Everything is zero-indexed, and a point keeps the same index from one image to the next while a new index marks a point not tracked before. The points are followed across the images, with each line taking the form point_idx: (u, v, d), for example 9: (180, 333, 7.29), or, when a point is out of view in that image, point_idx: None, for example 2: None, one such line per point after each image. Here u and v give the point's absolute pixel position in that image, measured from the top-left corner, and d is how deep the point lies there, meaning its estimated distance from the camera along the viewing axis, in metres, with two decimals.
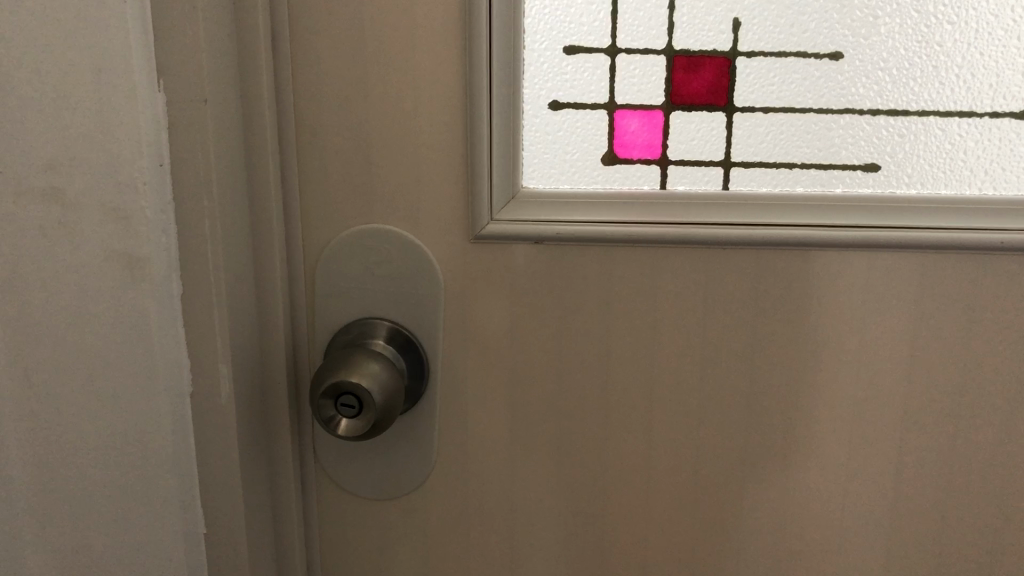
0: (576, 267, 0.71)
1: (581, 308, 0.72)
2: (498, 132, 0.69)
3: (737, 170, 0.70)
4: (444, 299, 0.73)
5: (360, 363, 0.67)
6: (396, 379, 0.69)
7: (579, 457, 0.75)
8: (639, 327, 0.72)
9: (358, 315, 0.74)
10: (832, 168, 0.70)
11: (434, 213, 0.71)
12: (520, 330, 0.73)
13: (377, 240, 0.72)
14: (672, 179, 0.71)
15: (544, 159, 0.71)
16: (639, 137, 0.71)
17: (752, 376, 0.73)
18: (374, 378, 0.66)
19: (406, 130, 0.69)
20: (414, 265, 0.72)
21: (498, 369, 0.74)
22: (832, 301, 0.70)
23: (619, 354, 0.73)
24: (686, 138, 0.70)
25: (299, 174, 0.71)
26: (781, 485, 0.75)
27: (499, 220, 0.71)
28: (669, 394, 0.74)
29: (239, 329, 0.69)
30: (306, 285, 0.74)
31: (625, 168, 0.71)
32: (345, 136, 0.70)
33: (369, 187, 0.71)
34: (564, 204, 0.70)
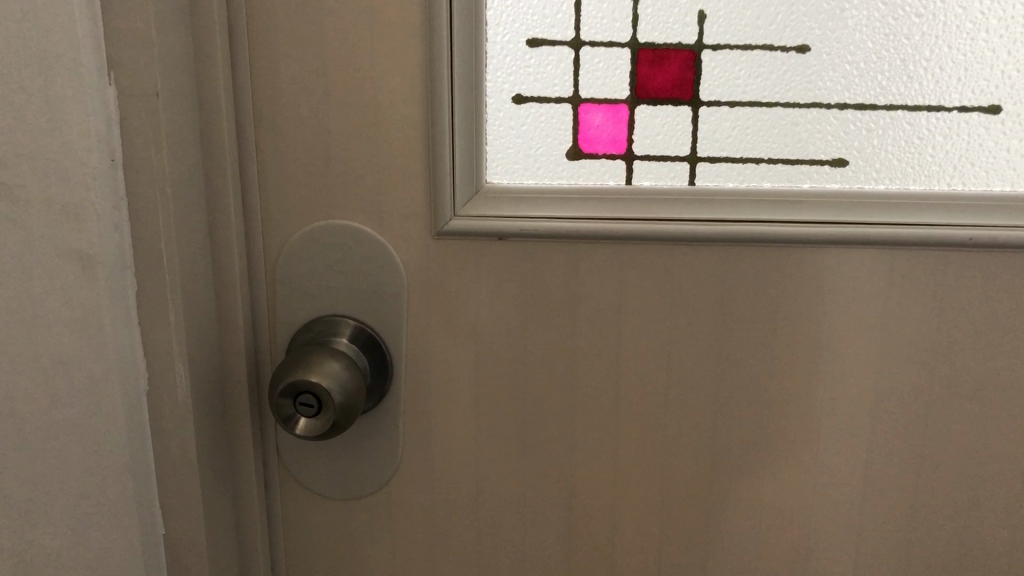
0: (541, 264, 0.70)
1: (546, 306, 0.71)
2: (460, 126, 0.68)
3: (703, 165, 0.69)
4: (407, 296, 0.71)
5: (320, 362, 0.66)
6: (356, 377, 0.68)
7: (546, 456, 0.75)
8: (606, 324, 0.71)
9: (320, 314, 0.72)
10: (800, 163, 0.69)
11: (397, 209, 0.70)
12: (485, 327, 0.72)
13: (338, 237, 0.71)
14: (636, 174, 0.70)
15: (508, 154, 0.70)
16: (604, 131, 0.70)
17: (721, 373, 0.72)
18: (335, 376, 0.65)
19: (368, 125, 0.68)
20: (376, 262, 0.71)
21: (464, 366, 0.73)
22: (801, 298, 0.70)
23: (586, 352, 0.72)
24: (651, 133, 0.69)
25: (258, 169, 0.70)
26: (750, 484, 0.74)
27: (462, 216, 0.69)
28: (637, 392, 0.73)
29: (197, 326, 0.68)
30: (267, 282, 0.72)
31: (591, 163, 0.70)
32: (306, 130, 0.69)
33: (330, 183, 0.70)
34: (527, 200, 0.69)
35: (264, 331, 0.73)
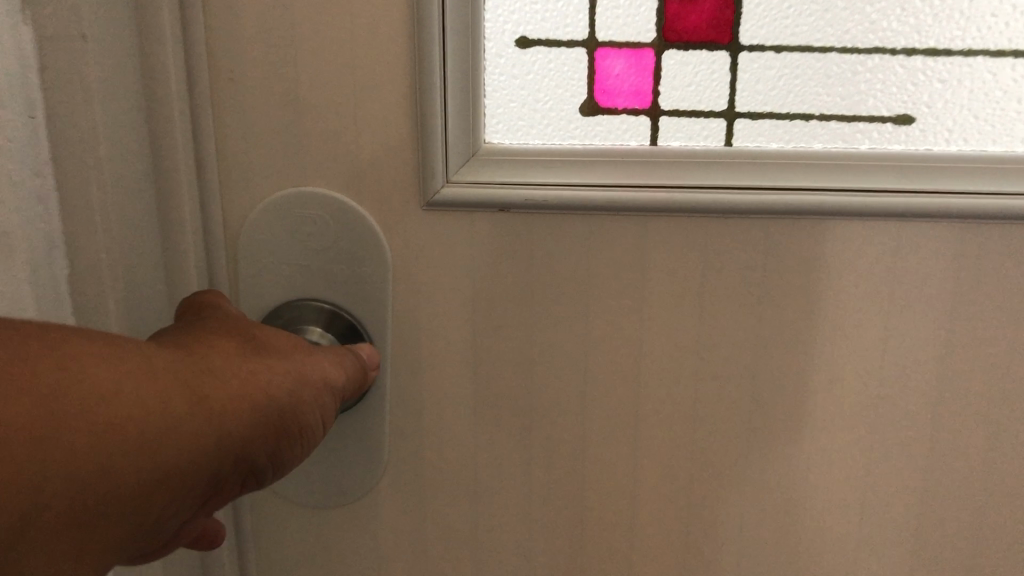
0: (549, 238, 0.60)
1: (555, 287, 0.61)
2: (454, 75, 0.56)
3: (742, 122, 0.58)
4: (392, 277, 0.61)
5: None
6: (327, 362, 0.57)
7: (552, 457, 0.65)
8: (624, 309, 0.61)
9: (289, 298, 0.62)
10: (858, 120, 0.58)
11: (379, 174, 0.59)
12: (484, 311, 0.62)
13: (309, 207, 0.60)
14: (662, 132, 0.59)
15: (510, 109, 0.59)
16: (625, 82, 0.59)
17: (758, 364, 0.62)
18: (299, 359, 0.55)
19: (343, 73, 0.57)
20: (355, 237, 0.60)
21: (459, 356, 0.63)
22: (853, 279, 0.59)
23: (601, 339, 0.62)
24: (681, 83, 0.58)
25: (213, 127, 0.59)
26: (787, 490, 0.65)
27: (456, 182, 0.58)
28: (660, 386, 0.63)
29: (141, 315, 0.57)
30: (226, 261, 0.61)
31: (609, 119, 0.59)
32: (270, 79, 0.57)
33: (300, 142, 0.59)
34: (533, 163, 0.58)
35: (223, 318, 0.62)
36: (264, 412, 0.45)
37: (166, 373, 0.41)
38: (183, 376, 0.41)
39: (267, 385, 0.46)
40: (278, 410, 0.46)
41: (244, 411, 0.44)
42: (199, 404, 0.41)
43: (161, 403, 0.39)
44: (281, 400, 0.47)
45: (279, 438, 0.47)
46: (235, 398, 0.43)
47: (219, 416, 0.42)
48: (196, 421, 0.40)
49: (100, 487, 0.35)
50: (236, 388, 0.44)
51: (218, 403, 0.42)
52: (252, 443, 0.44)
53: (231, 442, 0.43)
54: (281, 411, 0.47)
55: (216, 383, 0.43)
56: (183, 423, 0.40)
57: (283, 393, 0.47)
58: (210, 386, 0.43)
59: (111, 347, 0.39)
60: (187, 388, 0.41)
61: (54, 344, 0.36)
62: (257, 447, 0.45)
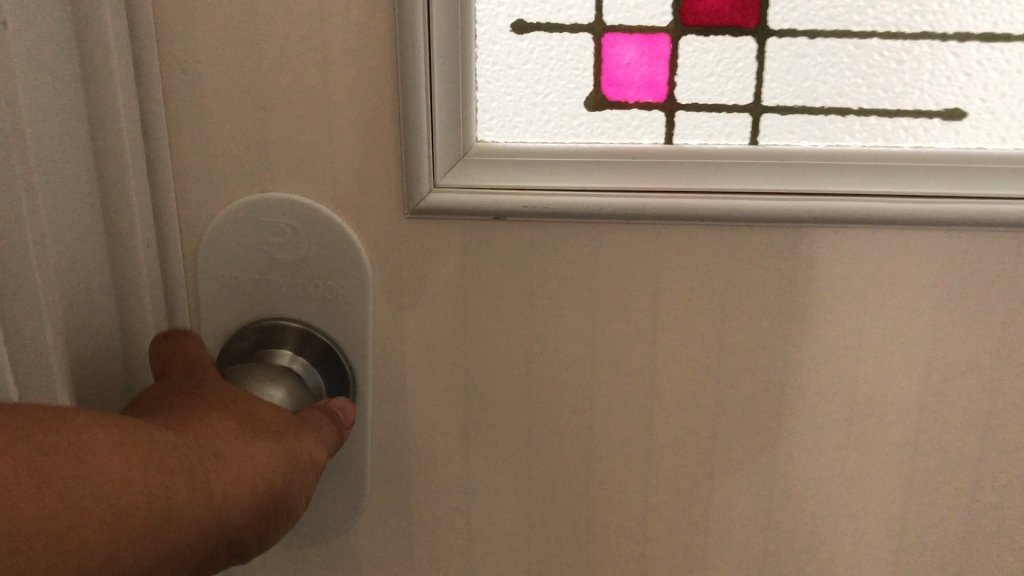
0: (550, 250, 0.53)
1: (557, 304, 0.54)
2: (442, 65, 0.49)
3: (770, 117, 0.51)
4: (373, 293, 0.54)
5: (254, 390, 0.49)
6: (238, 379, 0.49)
7: (554, 489, 0.58)
8: (634, 328, 0.54)
9: (257, 317, 0.55)
10: (902, 114, 0.51)
11: (358, 178, 0.52)
12: (478, 331, 0.55)
13: (278, 215, 0.53)
14: (678, 128, 0.52)
15: (506, 103, 0.52)
16: (637, 71, 0.51)
17: (784, 389, 0.55)
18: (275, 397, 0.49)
19: (315, 63, 0.50)
20: (330, 249, 0.53)
21: (449, 381, 0.56)
22: (894, 295, 0.53)
23: (608, 361, 0.55)
24: (701, 73, 0.51)
25: (167, 127, 0.51)
26: (814, 525, 0.58)
27: (445, 187, 0.51)
28: (673, 413, 0.56)
29: (92, 344, 0.50)
30: (184, 277, 0.54)
31: (618, 114, 0.52)
32: (230, 71, 0.50)
33: (266, 142, 0.51)
34: (533, 165, 0.51)
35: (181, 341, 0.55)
36: (265, 494, 0.41)
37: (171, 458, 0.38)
38: (186, 462, 0.38)
39: (268, 463, 0.42)
40: (281, 490, 0.43)
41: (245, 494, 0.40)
42: (203, 491, 0.38)
43: (166, 491, 0.36)
44: (281, 479, 0.43)
45: (278, 521, 0.43)
46: (242, 479, 0.40)
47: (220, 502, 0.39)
48: (199, 507, 0.37)
49: None
50: (237, 470, 0.40)
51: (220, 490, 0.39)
52: (251, 528, 0.41)
53: (230, 529, 0.39)
54: (282, 494, 0.43)
55: (221, 465, 0.40)
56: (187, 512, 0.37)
57: (285, 473, 0.43)
58: (211, 470, 0.39)
59: (115, 436, 0.36)
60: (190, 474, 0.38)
61: (61, 436, 0.34)
62: (255, 531, 0.41)
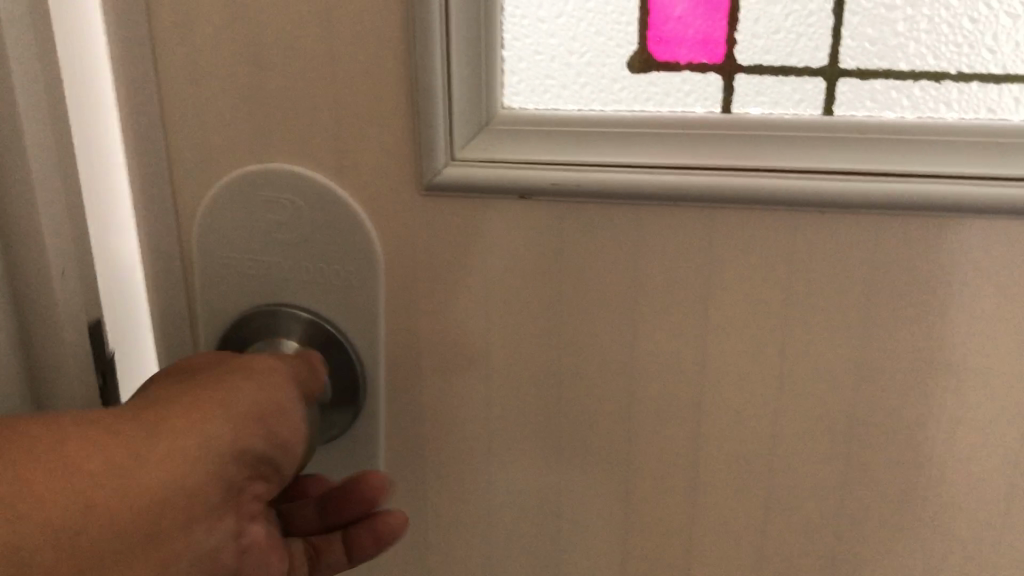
0: (584, 236, 0.46)
1: (592, 297, 0.47)
2: (459, 16, 0.43)
3: (847, 83, 0.43)
4: (383, 278, 0.48)
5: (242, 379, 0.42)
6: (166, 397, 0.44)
7: (587, 507, 0.51)
8: (681, 329, 0.47)
9: (259, 303, 0.49)
10: (1014, 81, 0.42)
11: (366, 147, 0.46)
12: (501, 325, 0.48)
13: (278, 190, 0.47)
14: (737, 95, 0.44)
15: (536, 64, 0.45)
16: (690, 26, 0.44)
17: (860, 412, 0.46)
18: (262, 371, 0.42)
19: (316, 14, 0.44)
20: (335, 228, 0.47)
21: (469, 382, 0.49)
22: (1001, 303, 0.43)
23: (650, 366, 0.48)
24: (766, 29, 0.43)
25: (155, 84, 0.46)
26: (891, 566, 0.49)
27: (463, 159, 0.45)
28: (727, 430, 0.48)
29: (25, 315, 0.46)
30: (177, 253, 0.49)
31: (667, 78, 0.44)
32: (222, 22, 0.44)
33: (263, 106, 0.46)
34: (565, 136, 0.44)
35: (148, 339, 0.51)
36: (262, 416, 0.39)
37: (156, 413, 0.36)
38: (174, 410, 0.36)
39: (251, 386, 0.39)
40: (280, 404, 0.40)
41: (240, 426, 0.38)
42: (203, 429, 0.36)
43: (158, 447, 0.35)
44: (271, 394, 0.40)
45: (296, 432, 0.41)
46: (240, 402, 0.38)
47: (215, 443, 0.37)
48: (205, 444, 0.36)
49: (123, 545, 0.33)
50: (219, 405, 0.38)
51: (221, 417, 0.37)
52: (260, 453, 0.39)
53: (242, 465, 0.38)
54: (289, 405, 0.41)
55: (216, 394, 0.38)
56: (194, 453, 0.36)
57: (286, 385, 0.41)
58: (206, 406, 0.37)
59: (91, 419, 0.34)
60: (169, 433, 0.35)
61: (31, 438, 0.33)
62: (268, 454, 0.40)
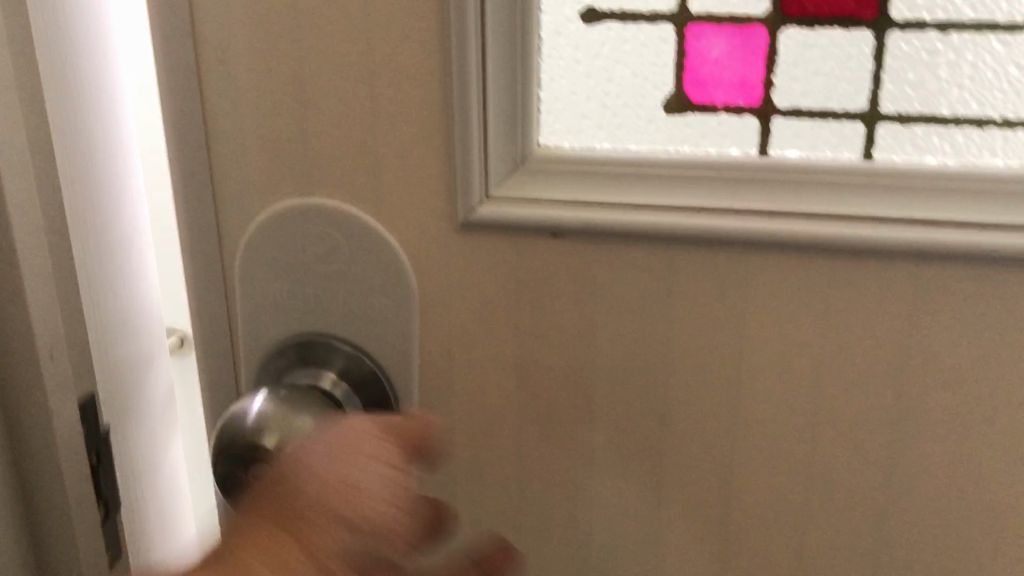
0: (616, 275, 0.46)
1: (624, 336, 0.47)
2: (495, 58, 0.43)
3: (888, 128, 0.42)
4: (418, 312, 0.48)
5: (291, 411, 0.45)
6: (213, 435, 0.45)
7: (616, 544, 0.51)
8: (713, 370, 0.46)
9: (299, 332, 0.50)
10: None
11: (402, 184, 0.46)
12: (533, 361, 0.48)
13: (318, 223, 0.48)
14: (775, 138, 0.43)
15: (572, 103, 0.45)
16: (726, 69, 0.43)
17: (896, 460, 0.45)
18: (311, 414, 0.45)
19: (356, 55, 0.44)
20: (372, 261, 0.48)
21: (501, 415, 0.50)
22: None
23: (682, 406, 0.47)
24: (804, 72, 0.42)
25: (201, 119, 0.47)
26: None
27: (497, 198, 0.45)
28: (759, 472, 0.48)
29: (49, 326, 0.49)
30: (221, 281, 0.50)
31: (703, 119, 0.44)
32: (265, 60, 0.45)
33: (304, 142, 0.47)
34: (599, 176, 0.44)
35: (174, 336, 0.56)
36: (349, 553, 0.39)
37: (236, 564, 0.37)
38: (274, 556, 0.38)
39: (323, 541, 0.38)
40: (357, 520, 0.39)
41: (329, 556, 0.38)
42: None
43: None
44: (359, 515, 0.40)
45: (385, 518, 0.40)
46: (319, 540, 0.38)
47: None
48: None
49: None
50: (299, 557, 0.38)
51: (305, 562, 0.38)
52: (357, 547, 0.39)
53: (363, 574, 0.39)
54: (380, 537, 0.40)
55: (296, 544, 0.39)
56: None
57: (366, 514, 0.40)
58: (290, 536, 0.39)
59: None
60: None
61: None
62: (362, 542, 0.39)
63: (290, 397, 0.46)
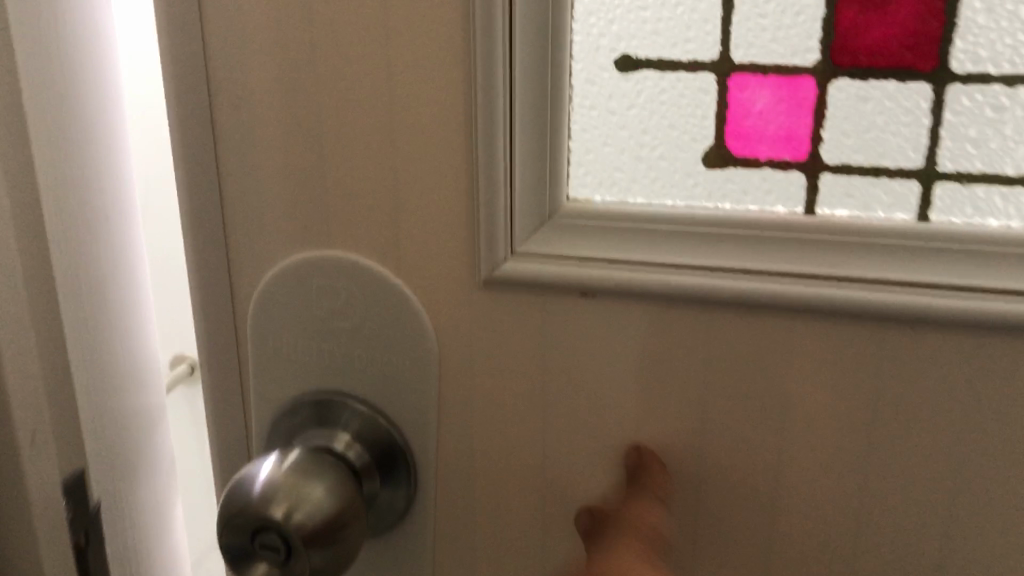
0: (649, 337, 0.43)
1: (658, 401, 0.44)
2: (524, 108, 0.41)
3: (945, 187, 0.39)
4: (439, 371, 0.46)
5: (303, 481, 0.42)
6: (219, 503, 0.43)
7: None
8: (752, 440, 0.43)
9: (313, 388, 0.48)
10: None
11: (422, 237, 0.44)
12: (559, 425, 0.45)
13: (335, 276, 0.45)
14: (823, 195, 0.40)
15: (604, 155, 0.42)
16: (771, 122, 0.40)
17: (948, 543, 0.42)
18: (324, 485, 0.42)
19: (378, 102, 0.42)
20: (391, 317, 0.45)
21: (525, 479, 0.47)
22: None
23: (718, 475, 0.44)
24: (855, 126, 0.39)
25: (214, 166, 0.45)
26: None
27: (524, 253, 0.43)
28: (799, 548, 0.44)
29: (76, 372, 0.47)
30: (233, 334, 0.48)
31: (745, 174, 0.41)
32: (279, 106, 0.43)
33: (321, 191, 0.44)
34: (632, 233, 0.42)
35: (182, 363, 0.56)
36: None
37: None
38: None
39: None
40: None
41: None
42: None
43: None
44: None
45: None
46: None
47: None
48: None
49: None
50: None
51: None
52: None
53: None
54: None
55: None
56: None
57: None
58: None
59: None
60: None
61: None
62: None
63: (302, 465, 0.43)
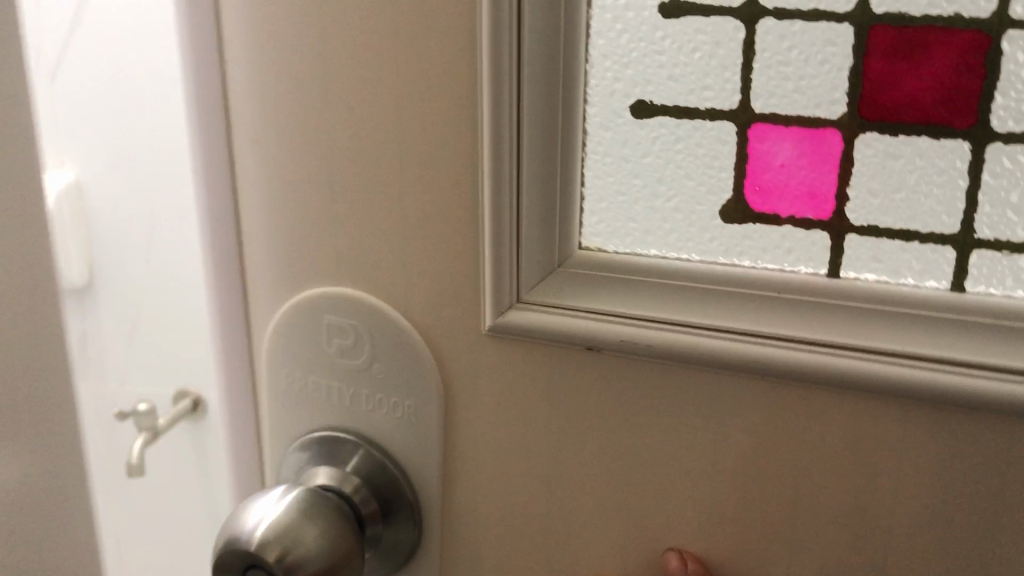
0: (659, 394, 0.40)
1: (666, 464, 0.41)
2: (531, 151, 0.38)
3: (982, 256, 0.35)
4: (445, 417, 0.44)
5: (299, 518, 0.42)
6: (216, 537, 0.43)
7: None
8: (765, 513, 0.40)
9: (323, 425, 0.47)
10: None
11: (429, 280, 0.43)
12: (565, 481, 0.43)
13: (346, 314, 0.45)
14: (847, 257, 0.37)
15: (617, 204, 0.41)
16: (793, 176, 0.38)
17: None
18: (320, 522, 0.42)
19: (388, 141, 0.41)
20: (397, 358, 0.44)
21: (529, 533, 0.45)
22: None
23: (728, 548, 0.42)
24: (884, 185, 0.36)
25: (232, 200, 0.45)
26: None
27: (529, 302, 0.40)
28: None
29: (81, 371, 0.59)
30: (248, 369, 0.48)
31: (764, 230, 0.38)
32: (289, 144, 0.43)
33: (333, 229, 0.44)
34: (642, 288, 0.39)
35: (187, 397, 0.62)
36: None
37: None
38: None
39: None
40: None
41: None
42: None
43: None
44: None
45: None
46: None
47: None
48: None
49: None
50: None
51: None
52: None
53: None
54: None
55: None
56: None
57: None
58: None
59: None
60: None
61: None
62: None
63: (299, 501, 0.43)
